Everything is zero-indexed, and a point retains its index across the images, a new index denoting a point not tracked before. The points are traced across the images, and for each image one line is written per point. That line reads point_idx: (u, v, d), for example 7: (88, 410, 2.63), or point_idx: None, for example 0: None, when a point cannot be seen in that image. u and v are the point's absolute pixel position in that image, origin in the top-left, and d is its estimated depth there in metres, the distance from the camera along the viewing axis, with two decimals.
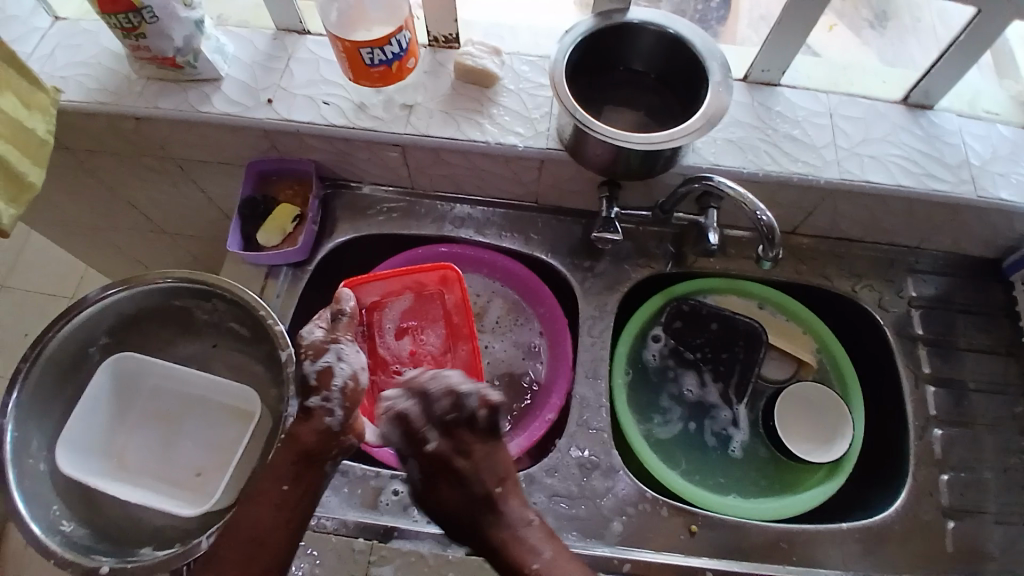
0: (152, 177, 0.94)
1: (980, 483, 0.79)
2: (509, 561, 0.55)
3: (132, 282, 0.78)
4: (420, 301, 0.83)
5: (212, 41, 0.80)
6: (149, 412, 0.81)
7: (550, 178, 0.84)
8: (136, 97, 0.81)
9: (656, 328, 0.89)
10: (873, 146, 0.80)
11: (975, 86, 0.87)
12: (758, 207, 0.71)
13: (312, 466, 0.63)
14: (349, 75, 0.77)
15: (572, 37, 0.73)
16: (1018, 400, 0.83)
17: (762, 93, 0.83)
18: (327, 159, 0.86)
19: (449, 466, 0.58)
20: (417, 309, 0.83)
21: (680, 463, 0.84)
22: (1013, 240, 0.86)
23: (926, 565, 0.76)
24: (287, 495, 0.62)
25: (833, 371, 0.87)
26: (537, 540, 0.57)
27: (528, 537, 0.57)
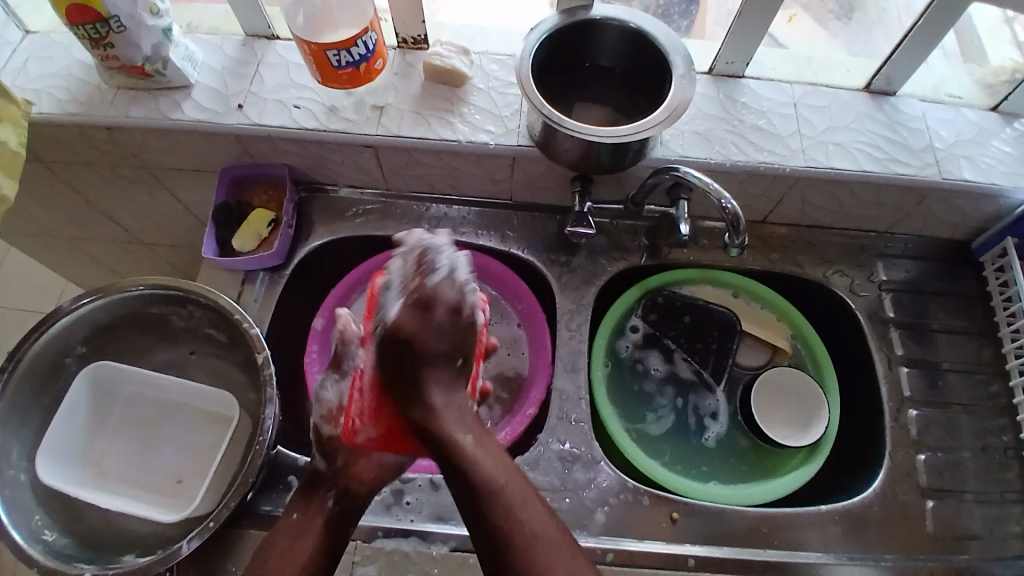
0: (125, 187, 0.94)
1: (956, 461, 0.81)
2: (460, 467, 0.53)
3: (107, 290, 0.78)
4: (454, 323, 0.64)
5: (180, 48, 0.80)
6: (128, 419, 0.81)
7: (522, 175, 0.85)
8: (108, 106, 0.81)
9: (633, 319, 0.90)
10: (837, 133, 0.82)
11: (940, 72, 0.88)
12: (723, 196, 0.72)
13: (315, 493, 0.66)
14: (317, 77, 0.78)
15: (537, 35, 0.74)
16: (993, 378, 0.85)
17: (728, 85, 0.85)
18: (301, 163, 0.87)
19: (433, 311, 0.57)
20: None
21: (664, 454, 0.86)
22: (981, 222, 0.87)
23: (906, 544, 0.77)
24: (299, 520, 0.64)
25: (808, 356, 0.89)
26: (487, 463, 0.53)
27: (476, 457, 0.53)
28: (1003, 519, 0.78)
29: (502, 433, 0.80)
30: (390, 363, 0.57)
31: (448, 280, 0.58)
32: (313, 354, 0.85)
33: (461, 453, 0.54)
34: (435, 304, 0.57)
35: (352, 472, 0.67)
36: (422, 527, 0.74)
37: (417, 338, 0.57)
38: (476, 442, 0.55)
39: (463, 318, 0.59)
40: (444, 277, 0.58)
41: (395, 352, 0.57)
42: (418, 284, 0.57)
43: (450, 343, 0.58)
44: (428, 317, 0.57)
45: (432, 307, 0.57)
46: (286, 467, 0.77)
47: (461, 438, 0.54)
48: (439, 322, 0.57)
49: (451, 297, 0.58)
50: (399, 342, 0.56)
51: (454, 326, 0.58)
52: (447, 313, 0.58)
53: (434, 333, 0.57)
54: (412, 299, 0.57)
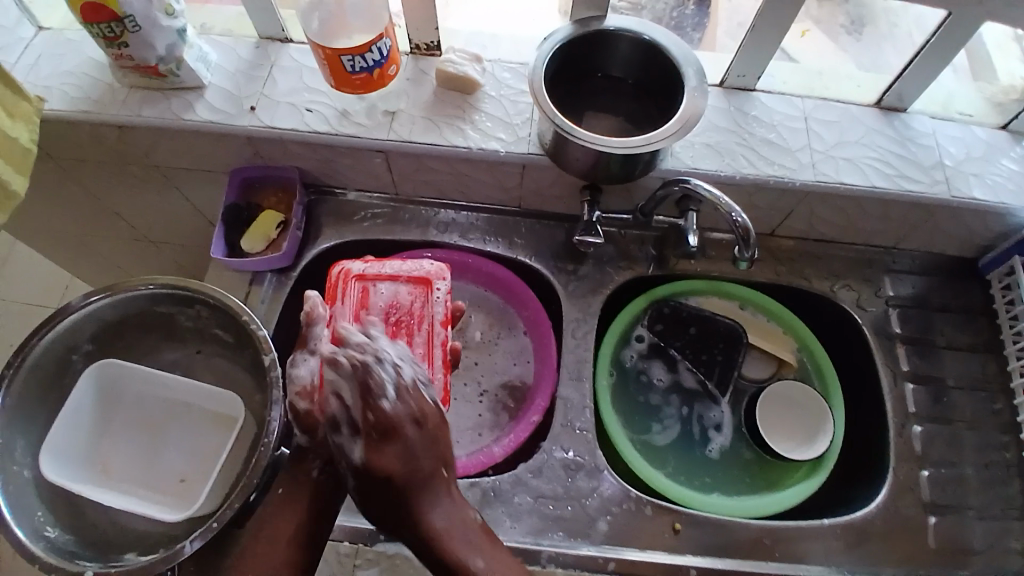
0: (135, 186, 0.94)
1: (959, 477, 0.81)
2: None
3: (116, 289, 0.78)
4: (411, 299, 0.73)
5: (195, 49, 0.81)
6: (134, 418, 0.81)
7: (531, 183, 0.85)
8: (120, 105, 0.81)
9: (638, 328, 0.90)
10: (847, 148, 0.82)
11: (949, 88, 0.89)
12: (733, 209, 0.73)
13: (299, 465, 0.67)
14: (331, 81, 0.78)
15: (551, 44, 0.74)
16: (997, 395, 0.85)
17: (739, 98, 0.85)
18: (311, 166, 0.87)
19: (402, 433, 0.59)
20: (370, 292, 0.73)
21: (668, 464, 0.86)
22: (988, 238, 0.87)
23: (907, 559, 0.77)
24: (283, 494, 0.66)
25: (814, 369, 0.89)
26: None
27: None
28: (1005, 536, 0.78)
29: (506, 440, 0.80)
30: (380, 495, 0.58)
31: (401, 402, 0.60)
32: None
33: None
34: (398, 429, 0.59)
35: (329, 438, 0.66)
36: None
37: (394, 470, 0.58)
38: (487, 562, 0.57)
39: (432, 421, 0.60)
40: (396, 398, 0.60)
41: (380, 487, 0.58)
42: (376, 416, 0.59)
43: (427, 464, 0.59)
44: (395, 440, 0.59)
45: (394, 431, 0.59)
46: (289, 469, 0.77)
47: (471, 561, 0.56)
48: (410, 441, 0.59)
49: (411, 410, 0.60)
50: (379, 475, 0.58)
51: (427, 437, 0.59)
52: (413, 427, 0.59)
53: (410, 454, 0.58)
54: (375, 433, 0.59)
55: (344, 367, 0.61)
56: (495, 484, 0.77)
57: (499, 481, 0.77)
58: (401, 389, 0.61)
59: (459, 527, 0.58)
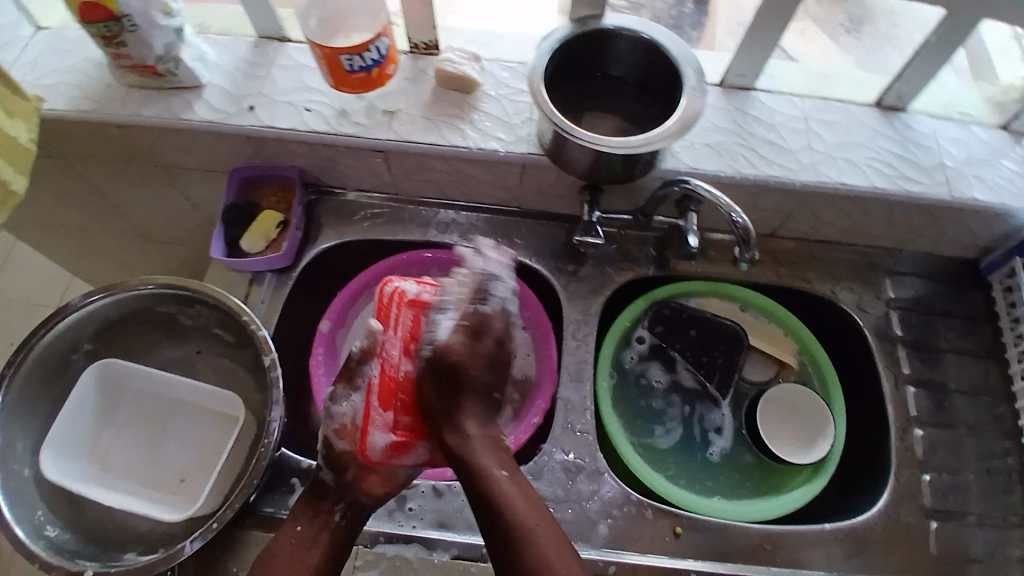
0: (138, 184, 0.95)
1: (962, 483, 0.80)
2: (488, 491, 0.58)
3: (117, 289, 0.78)
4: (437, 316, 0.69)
5: (193, 49, 0.81)
6: (137, 416, 0.82)
7: (532, 182, 0.85)
8: (119, 104, 0.81)
9: (639, 330, 0.89)
10: (850, 150, 0.81)
11: (951, 89, 0.87)
12: (733, 210, 0.72)
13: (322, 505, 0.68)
14: (329, 81, 0.78)
15: (550, 43, 0.74)
16: (1001, 400, 0.84)
17: (739, 98, 0.84)
18: (311, 165, 0.87)
19: (487, 334, 0.67)
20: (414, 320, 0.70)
21: (668, 468, 0.85)
22: (993, 241, 0.86)
23: (909, 566, 0.76)
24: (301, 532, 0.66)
25: (816, 372, 0.88)
26: (514, 488, 0.59)
27: (504, 484, 0.59)
28: (1009, 543, 0.77)
29: (505, 442, 0.80)
30: (442, 381, 0.65)
31: (498, 310, 0.67)
32: (319, 357, 0.85)
33: (489, 479, 0.59)
34: (485, 327, 0.66)
35: (363, 486, 0.68)
36: (422, 535, 0.74)
37: (470, 358, 0.65)
38: (506, 470, 0.60)
39: (507, 347, 0.68)
40: (495, 308, 0.67)
41: (450, 372, 0.65)
42: (473, 313, 0.67)
43: (494, 373, 0.67)
44: (477, 337, 0.66)
45: (482, 335, 0.66)
46: (292, 468, 0.77)
47: (493, 466, 0.60)
48: (483, 351, 0.66)
49: (498, 328, 0.67)
50: (453, 362, 0.65)
51: (498, 355, 0.67)
52: (496, 341, 0.67)
53: (479, 359, 0.66)
54: (468, 326, 0.66)
55: (461, 275, 0.69)
56: None
57: None
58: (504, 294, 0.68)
59: (491, 437, 0.64)
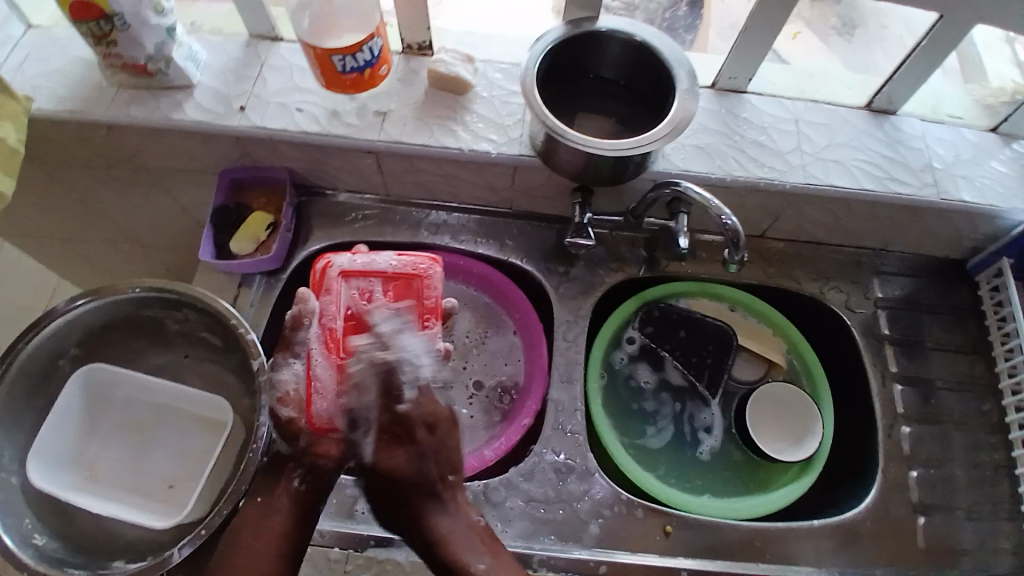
0: (123, 186, 0.93)
1: (947, 478, 0.81)
2: None
3: (101, 293, 0.77)
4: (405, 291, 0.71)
5: (184, 48, 0.80)
6: (120, 422, 0.81)
7: (523, 184, 0.85)
8: (107, 105, 0.80)
9: (629, 331, 0.90)
10: (838, 151, 0.82)
11: (938, 90, 0.89)
12: (723, 213, 0.72)
13: (283, 475, 0.67)
14: (321, 81, 0.77)
15: (542, 45, 0.74)
16: (985, 397, 0.85)
17: (730, 100, 0.85)
18: (302, 167, 0.86)
19: (414, 441, 0.64)
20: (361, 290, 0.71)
21: (659, 466, 0.86)
22: (977, 241, 0.88)
23: (897, 560, 0.77)
24: (265, 503, 0.66)
25: (803, 371, 0.89)
26: (503, 573, 0.60)
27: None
28: (993, 537, 0.79)
29: (496, 444, 0.80)
30: (392, 496, 0.63)
31: (415, 403, 0.64)
32: None
33: None
34: (409, 427, 0.64)
35: (318, 452, 0.67)
36: None
37: (411, 459, 0.63)
38: (491, 561, 0.61)
39: (441, 429, 0.65)
40: (415, 394, 0.65)
41: (387, 483, 0.64)
42: (392, 416, 0.64)
43: (438, 464, 0.64)
44: (405, 430, 0.64)
45: (411, 434, 0.64)
46: None
47: (475, 564, 0.60)
48: (422, 447, 0.64)
49: (424, 414, 0.64)
50: (390, 474, 0.63)
51: (435, 445, 0.64)
52: (425, 433, 0.64)
53: (420, 458, 0.63)
54: (386, 437, 0.64)
55: (371, 361, 0.66)
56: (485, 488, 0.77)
57: (489, 485, 0.77)
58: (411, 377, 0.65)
59: (466, 525, 0.63)
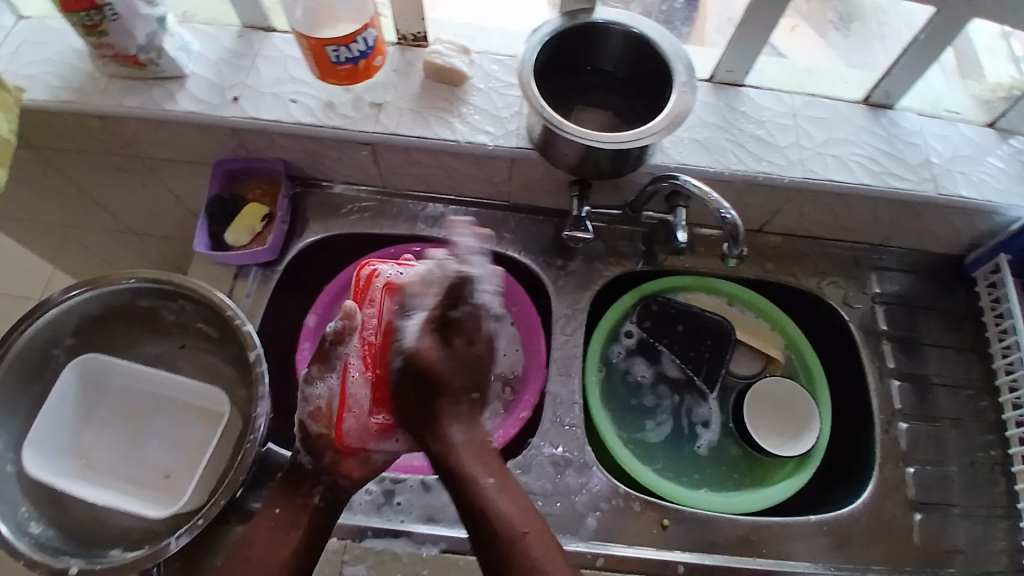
0: (118, 176, 0.93)
1: (943, 475, 0.81)
2: (482, 513, 0.54)
3: (98, 282, 0.76)
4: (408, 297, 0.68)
5: (176, 38, 0.79)
6: (117, 410, 0.80)
7: (521, 177, 0.84)
8: (101, 94, 0.80)
9: (627, 325, 0.90)
10: (836, 145, 0.82)
11: (936, 87, 0.89)
12: (723, 206, 0.72)
13: (300, 490, 0.66)
14: (316, 72, 0.77)
15: (540, 37, 0.74)
16: (981, 394, 0.85)
17: (728, 94, 0.85)
18: (298, 158, 0.86)
19: (451, 342, 0.59)
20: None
21: (656, 461, 0.86)
22: (974, 237, 0.88)
23: (893, 556, 0.77)
24: (279, 516, 0.64)
25: (800, 367, 0.89)
26: (507, 503, 0.54)
27: (500, 500, 0.54)
28: (989, 533, 0.79)
29: (494, 437, 0.80)
30: (411, 391, 0.59)
31: (474, 310, 0.61)
32: (306, 352, 0.84)
33: (479, 493, 0.54)
34: (451, 326, 0.60)
35: (341, 469, 0.66)
36: (411, 530, 0.73)
37: (450, 357, 0.59)
38: (497, 481, 0.56)
39: (480, 345, 0.61)
40: (470, 309, 0.60)
41: (421, 380, 0.58)
42: (439, 312, 0.60)
43: (470, 376, 0.60)
44: (447, 337, 0.59)
45: (453, 336, 0.60)
46: (275, 464, 0.76)
47: (482, 479, 0.55)
48: (460, 353, 0.59)
49: (470, 328, 0.60)
50: (423, 370, 0.58)
51: (473, 355, 0.60)
52: (464, 342, 0.60)
53: (456, 363, 0.59)
54: (434, 326, 0.60)
55: (431, 275, 0.63)
56: None
57: None
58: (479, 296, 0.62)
59: (477, 438, 0.58)
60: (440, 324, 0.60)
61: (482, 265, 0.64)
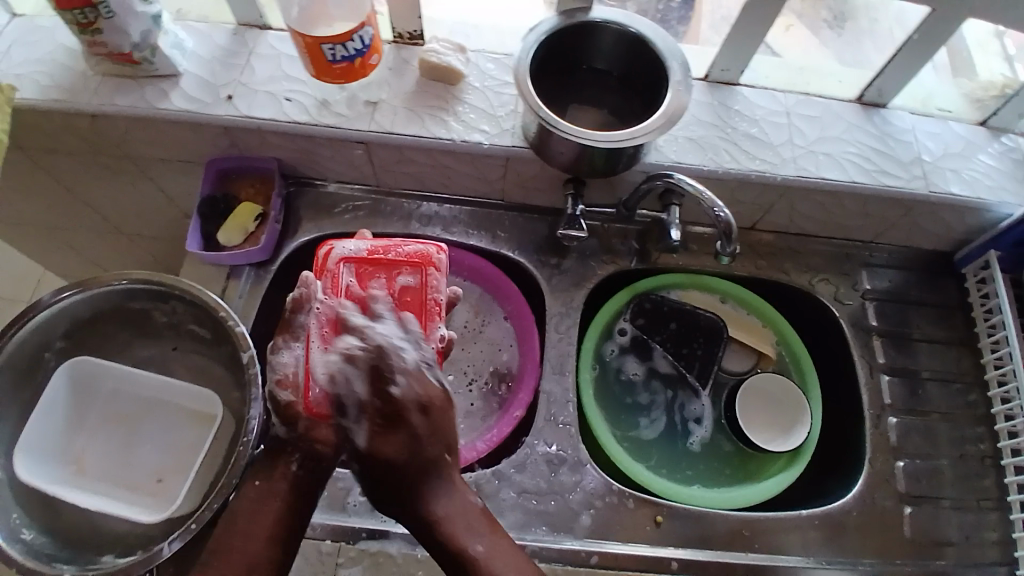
0: (109, 176, 0.92)
1: (933, 468, 0.82)
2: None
3: (88, 285, 0.76)
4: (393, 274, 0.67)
5: (170, 36, 0.79)
6: (108, 414, 0.80)
7: (515, 175, 0.84)
8: (92, 94, 0.79)
9: (621, 322, 0.90)
10: (829, 144, 0.82)
11: (928, 85, 0.90)
12: (716, 204, 0.73)
13: (280, 459, 0.63)
14: (311, 70, 0.76)
15: (535, 35, 0.74)
16: (970, 388, 0.86)
17: (722, 92, 0.85)
18: (291, 157, 0.85)
19: (405, 420, 0.57)
20: (363, 277, 0.67)
21: (651, 458, 0.86)
22: (965, 234, 0.89)
23: (883, 549, 0.78)
24: (261, 485, 0.62)
25: (792, 362, 0.90)
26: (501, 568, 0.55)
27: (495, 564, 0.55)
28: (978, 526, 0.80)
29: (488, 435, 0.80)
30: (381, 477, 0.58)
31: (412, 385, 0.58)
32: None
33: (474, 562, 0.55)
34: (400, 405, 0.58)
35: (314, 436, 0.63)
36: (406, 529, 0.74)
37: (409, 438, 0.57)
38: (487, 549, 0.56)
39: (437, 407, 0.59)
40: (408, 377, 0.58)
41: (384, 471, 0.58)
42: (383, 400, 0.58)
43: (437, 445, 0.58)
44: (400, 411, 0.58)
45: (402, 418, 0.58)
46: None
47: (473, 548, 0.56)
48: (417, 427, 0.58)
49: (417, 398, 0.58)
50: (385, 462, 0.57)
51: (432, 425, 0.58)
52: (419, 412, 0.58)
53: (417, 442, 0.57)
54: (378, 420, 0.58)
55: (353, 356, 0.60)
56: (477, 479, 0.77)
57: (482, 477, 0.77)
58: (409, 368, 0.59)
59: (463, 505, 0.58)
60: (391, 405, 0.58)
61: (407, 329, 0.62)
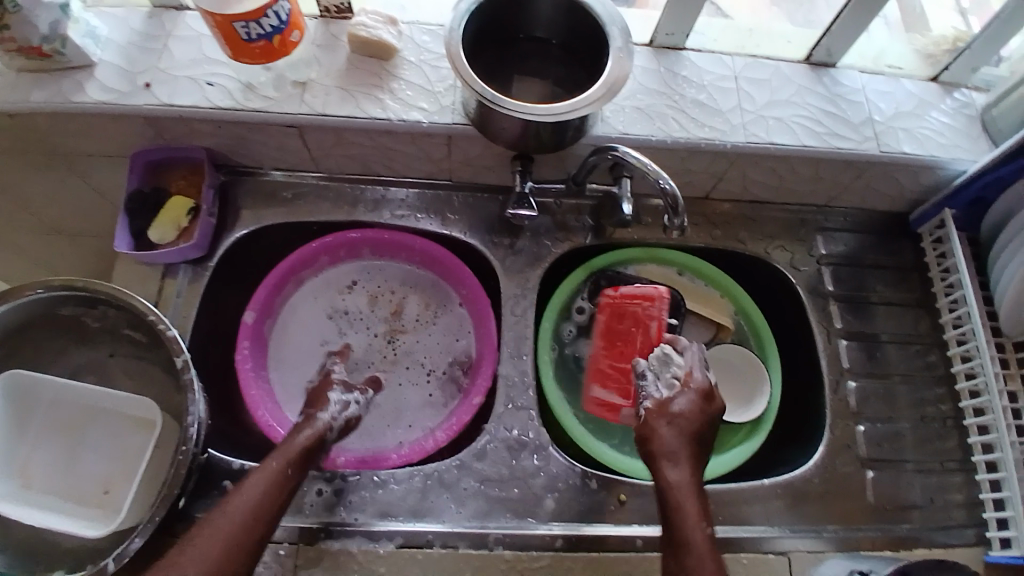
0: (38, 175, 0.87)
1: (896, 432, 0.82)
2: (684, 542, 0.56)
3: (7, 296, 0.72)
4: (639, 323, 0.82)
5: (81, 24, 0.74)
6: (49, 425, 0.76)
7: (460, 154, 0.81)
8: (7, 90, 0.74)
9: (579, 301, 0.88)
10: (778, 108, 0.80)
11: (878, 42, 0.88)
12: (661, 176, 0.70)
13: (307, 461, 0.65)
14: (227, 51, 0.72)
15: (467, 4, 0.70)
16: (930, 349, 0.86)
17: (668, 58, 0.82)
18: (222, 145, 0.81)
19: (701, 415, 0.64)
20: (613, 317, 0.83)
21: (614, 437, 0.84)
22: (919, 194, 0.88)
23: (848, 516, 0.78)
24: (287, 475, 0.62)
25: (751, 330, 0.89)
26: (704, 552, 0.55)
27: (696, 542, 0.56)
28: (942, 487, 0.80)
29: (446, 424, 0.78)
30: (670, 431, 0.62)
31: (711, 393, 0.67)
32: (246, 352, 0.81)
33: (688, 537, 0.56)
34: (716, 395, 0.67)
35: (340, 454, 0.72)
36: (365, 524, 0.72)
37: (704, 425, 0.64)
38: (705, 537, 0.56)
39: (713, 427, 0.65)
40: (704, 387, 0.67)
41: (669, 430, 0.62)
42: (693, 386, 0.66)
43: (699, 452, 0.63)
44: (709, 425, 0.64)
45: (705, 410, 0.65)
46: (219, 470, 0.74)
47: (698, 529, 0.56)
48: (697, 430, 0.63)
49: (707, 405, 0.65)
50: (671, 415, 0.63)
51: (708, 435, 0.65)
52: (704, 417, 0.64)
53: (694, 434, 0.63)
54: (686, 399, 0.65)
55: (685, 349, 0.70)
56: (437, 472, 0.75)
57: (444, 468, 0.75)
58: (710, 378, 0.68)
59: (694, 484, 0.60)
60: (707, 404, 0.65)
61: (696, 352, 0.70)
